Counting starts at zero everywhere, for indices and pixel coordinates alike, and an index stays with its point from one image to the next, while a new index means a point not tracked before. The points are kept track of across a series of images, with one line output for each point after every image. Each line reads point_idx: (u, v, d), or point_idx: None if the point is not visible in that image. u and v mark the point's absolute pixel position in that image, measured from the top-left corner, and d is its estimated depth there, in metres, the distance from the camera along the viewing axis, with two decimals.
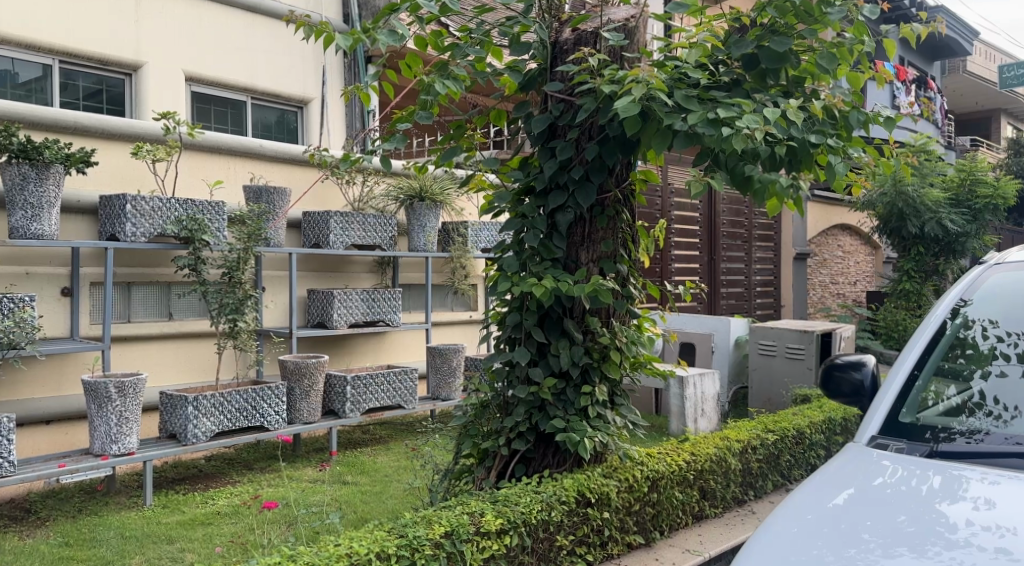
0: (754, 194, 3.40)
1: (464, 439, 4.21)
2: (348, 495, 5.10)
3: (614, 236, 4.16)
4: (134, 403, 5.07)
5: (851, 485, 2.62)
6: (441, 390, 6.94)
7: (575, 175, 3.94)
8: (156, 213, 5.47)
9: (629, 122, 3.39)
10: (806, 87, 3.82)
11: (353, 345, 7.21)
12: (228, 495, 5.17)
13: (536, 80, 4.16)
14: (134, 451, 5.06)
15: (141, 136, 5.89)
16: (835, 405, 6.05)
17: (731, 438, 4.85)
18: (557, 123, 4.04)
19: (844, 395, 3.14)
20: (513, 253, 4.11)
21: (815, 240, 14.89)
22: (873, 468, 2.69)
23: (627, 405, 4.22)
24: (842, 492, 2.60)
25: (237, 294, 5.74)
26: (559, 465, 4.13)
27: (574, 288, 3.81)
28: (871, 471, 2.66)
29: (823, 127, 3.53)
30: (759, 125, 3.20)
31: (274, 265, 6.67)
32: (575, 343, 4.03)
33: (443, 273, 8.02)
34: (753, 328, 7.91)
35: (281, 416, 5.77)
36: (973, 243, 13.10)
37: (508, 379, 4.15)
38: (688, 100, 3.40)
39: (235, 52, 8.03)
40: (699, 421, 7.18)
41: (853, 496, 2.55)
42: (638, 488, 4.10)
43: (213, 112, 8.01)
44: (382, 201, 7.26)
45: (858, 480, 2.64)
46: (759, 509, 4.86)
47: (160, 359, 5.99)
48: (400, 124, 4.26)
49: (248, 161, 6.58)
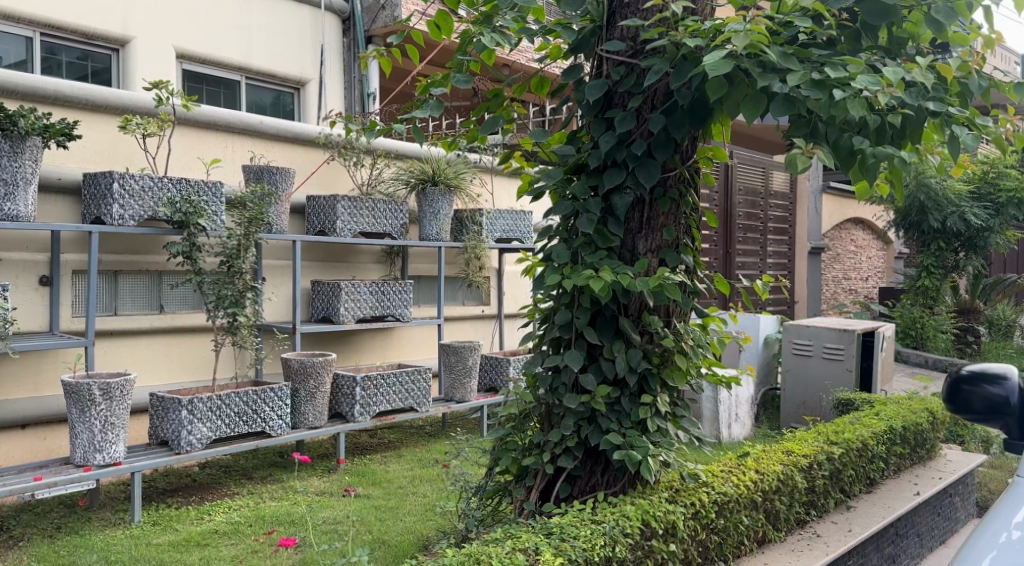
0: (865, 170, 2.96)
1: (501, 455, 3.68)
2: (361, 512, 4.55)
3: (676, 221, 3.64)
4: (121, 406, 4.49)
5: (984, 544, 2.12)
6: (455, 391, 6.40)
7: (637, 150, 3.38)
8: (146, 194, 4.91)
9: (713, 85, 2.93)
10: (910, 49, 3.31)
11: (360, 342, 6.66)
12: (226, 511, 4.62)
13: (589, 41, 3.59)
14: (120, 461, 4.49)
15: (130, 108, 5.28)
16: (890, 414, 5.63)
17: (795, 453, 4.44)
18: (616, 89, 3.49)
19: (976, 412, 2.57)
20: (562, 241, 3.57)
21: (829, 234, 14.40)
22: (1012, 518, 2.19)
23: (689, 417, 3.68)
24: (980, 555, 2.10)
25: (237, 286, 5.13)
26: (609, 485, 3.57)
27: (637, 282, 3.27)
28: (997, 524, 2.19)
29: (942, 93, 3.02)
30: (878, 87, 2.75)
31: (274, 254, 6.10)
32: (632, 346, 3.49)
33: (456, 264, 7.47)
34: (786, 326, 7.39)
35: (284, 421, 5.21)
36: (996, 238, 12.50)
37: (552, 386, 3.60)
38: (787, 57, 2.89)
39: (230, 29, 7.90)
40: (733, 426, 6.67)
41: (997, 559, 2.05)
42: (706, 514, 3.60)
43: (206, 91, 7.88)
44: (390, 185, 6.66)
45: (986, 536, 2.15)
46: (823, 531, 4.37)
47: (149, 356, 5.42)
48: (434, 88, 3.70)
49: (247, 139, 5.99)
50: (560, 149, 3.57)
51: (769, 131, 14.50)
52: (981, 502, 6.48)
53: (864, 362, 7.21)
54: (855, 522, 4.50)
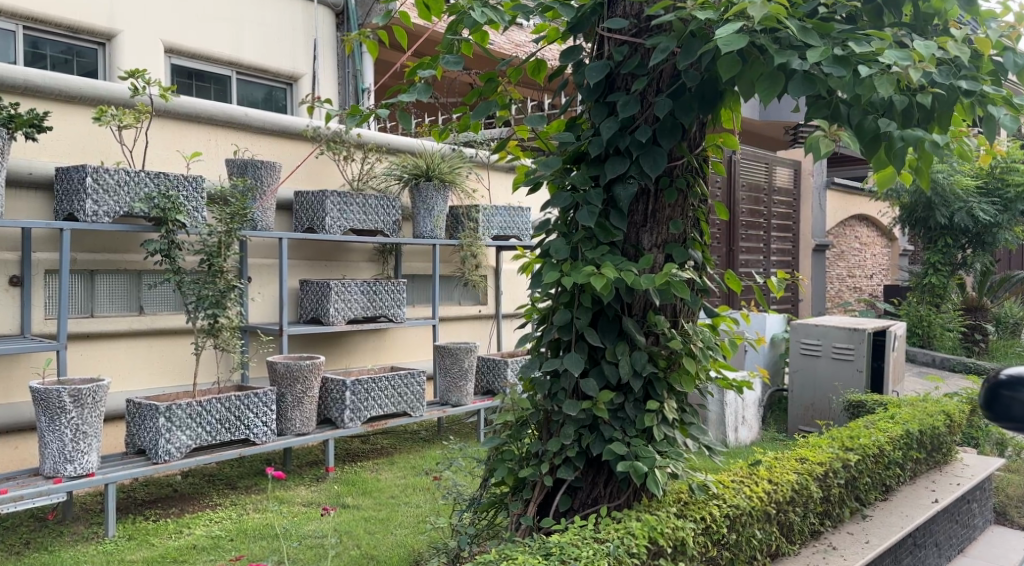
0: (893, 155, 2.78)
1: (496, 465, 3.42)
2: (350, 525, 4.30)
3: (683, 214, 3.38)
4: (93, 414, 4.22)
5: None
6: (450, 394, 6.13)
7: (642, 136, 3.13)
8: (122, 188, 4.65)
9: (724, 63, 2.76)
10: (936, 26, 3.08)
11: (352, 343, 6.41)
12: (207, 523, 4.36)
13: (589, 19, 3.32)
14: (93, 472, 4.23)
15: (105, 99, 5.03)
16: (906, 417, 5.39)
17: (810, 461, 4.21)
18: (618, 71, 3.25)
19: (1016, 425, 2.08)
20: (560, 236, 3.31)
21: (834, 231, 14.14)
22: None
23: (697, 425, 3.44)
24: None
25: (219, 286, 4.85)
26: (612, 498, 3.33)
27: (642, 279, 3.01)
28: None
29: (973, 72, 2.83)
30: (909, 62, 2.58)
31: (260, 253, 5.84)
32: (637, 348, 3.25)
33: (452, 262, 7.21)
34: (794, 325, 7.14)
35: (269, 428, 4.95)
36: (1005, 234, 12.22)
37: (551, 392, 3.34)
38: (807, 33, 2.71)
39: (220, 22, 7.66)
40: (739, 429, 6.43)
41: None
42: (716, 530, 3.35)
43: (196, 87, 7.64)
44: (382, 180, 6.40)
45: None
46: (839, 542, 4.13)
47: (128, 360, 5.18)
48: (422, 70, 3.42)
49: (231, 131, 5.74)
50: (559, 136, 3.29)
51: (771, 130, 14.77)
52: (999, 507, 6.24)
53: (875, 361, 6.98)
54: (873, 533, 4.25)
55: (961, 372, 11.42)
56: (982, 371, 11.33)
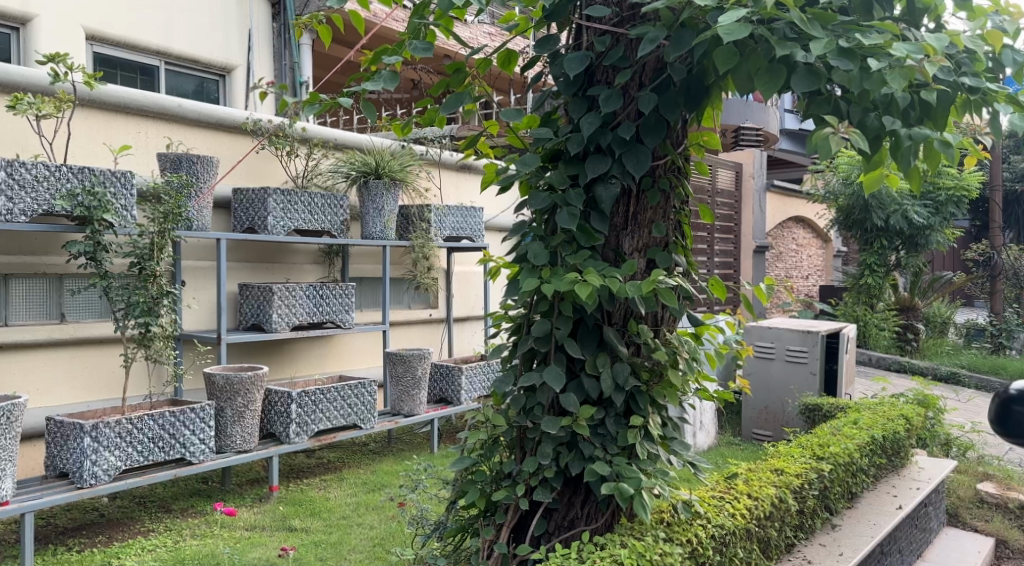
0: (898, 155, 2.62)
1: (466, 488, 3.14)
2: (299, 550, 3.97)
3: (665, 216, 3.17)
4: (8, 435, 3.80)
5: None
6: (403, 404, 5.82)
7: (625, 133, 2.89)
8: (41, 183, 4.21)
9: (721, 56, 2.57)
10: (928, 22, 2.93)
11: (295, 351, 6.05)
12: (139, 553, 3.97)
13: (567, 7, 3.03)
14: (8, 500, 3.80)
15: (21, 85, 4.59)
16: (868, 424, 5.32)
17: (784, 473, 4.07)
18: (599, 63, 3.01)
19: None
20: (537, 239, 3.05)
21: (772, 232, 14.28)
22: None
23: (679, 439, 3.24)
24: None
25: (151, 291, 4.45)
26: (591, 520, 3.11)
27: (628, 286, 2.78)
28: None
29: (975, 68, 2.68)
30: (921, 56, 2.41)
31: (196, 255, 5.44)
32: (619, 359, 3.02)
33: (401, 264, 6.92)
34: (747, 328, 7.08)
35: (207, 445, 4.56)
36: (938, 236, 12.46)
37: (526, 408, 3.08)
38: (810, 24, 2.52)
39: (148, 10, 7.18)
40: (698, 436, 6.30)
41: None
42: (702, 553, 3.17)
43: (121, 77, 7.15)
44: (327, 177, 6.08)
45: None
46: (813, 556, 3.98)
47: (48, 374, 4.76)
48: (386, 57, 3.10)
49: (162, 123, 5.31)
50: (534, 132, 3.02)
51: None
52: (951, 509, 6.24)
53: (828, 364, 6.92)
54: (845, 545, 4.12)
55: (897, 371, 11.61)
56: (918, 370, 11.52)
